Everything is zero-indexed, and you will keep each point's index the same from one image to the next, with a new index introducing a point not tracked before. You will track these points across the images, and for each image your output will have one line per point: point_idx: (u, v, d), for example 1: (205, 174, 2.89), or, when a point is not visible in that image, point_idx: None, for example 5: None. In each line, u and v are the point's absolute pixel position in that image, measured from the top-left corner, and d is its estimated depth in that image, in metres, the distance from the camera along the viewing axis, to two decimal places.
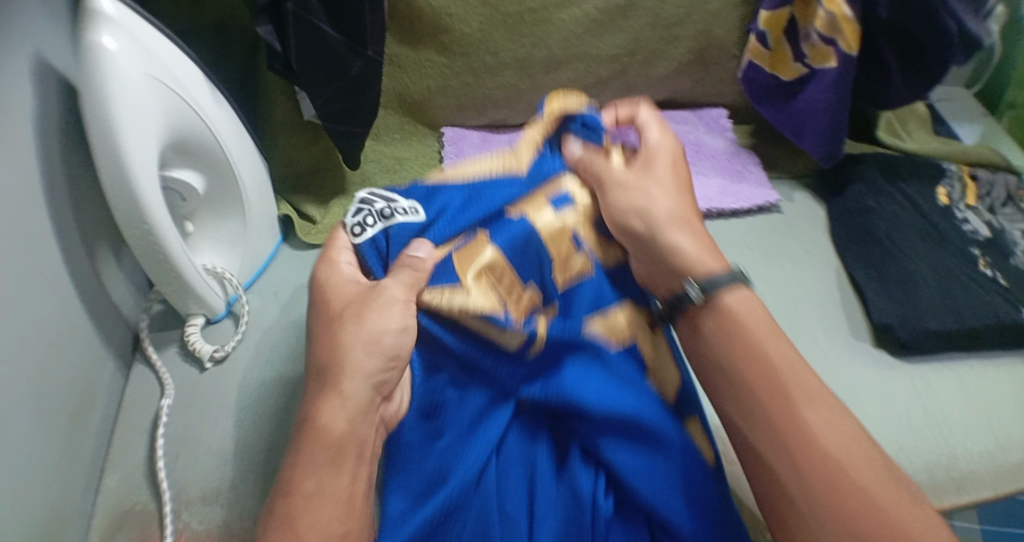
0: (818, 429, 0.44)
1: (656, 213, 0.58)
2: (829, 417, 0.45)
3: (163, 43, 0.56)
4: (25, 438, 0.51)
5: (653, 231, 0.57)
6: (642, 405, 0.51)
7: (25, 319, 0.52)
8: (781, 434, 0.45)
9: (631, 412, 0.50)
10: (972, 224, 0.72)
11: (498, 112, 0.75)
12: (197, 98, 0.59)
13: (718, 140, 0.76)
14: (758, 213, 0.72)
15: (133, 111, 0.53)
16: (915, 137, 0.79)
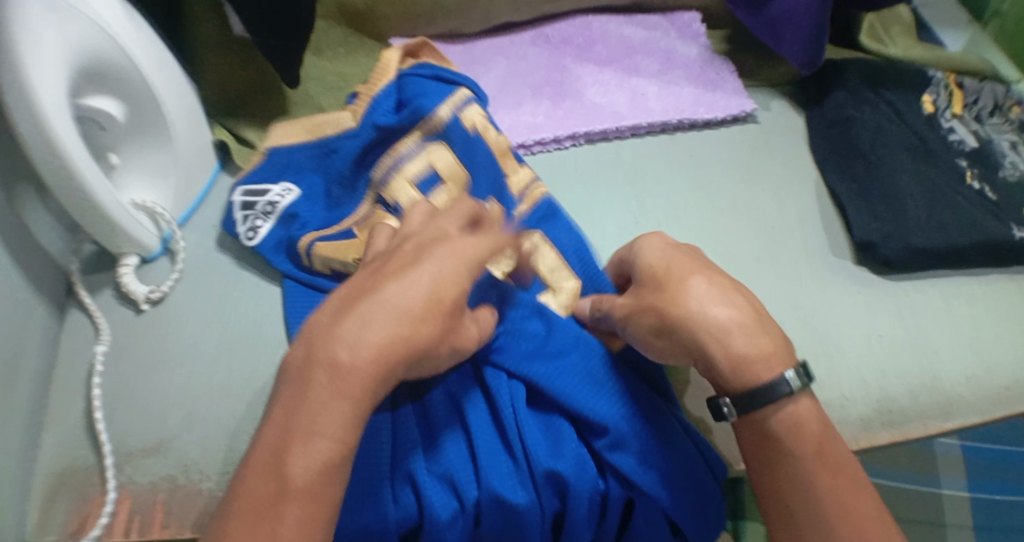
0: (724, 345, 0.43)
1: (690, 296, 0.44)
2: (734, 325, 0.43)
3: None
4: None
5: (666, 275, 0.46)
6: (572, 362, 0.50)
7: None
8: (678, 343, 0.45)
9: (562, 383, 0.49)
10: (959, 135, 0.68)
11: (451, 21, 0.68)
12: (107, 16, 0.53)
13: (691, 46, 0.70)
14: (734, 124, 0.67)
15: (29, 29, 0.47)
16: (898, 43, 0.73)
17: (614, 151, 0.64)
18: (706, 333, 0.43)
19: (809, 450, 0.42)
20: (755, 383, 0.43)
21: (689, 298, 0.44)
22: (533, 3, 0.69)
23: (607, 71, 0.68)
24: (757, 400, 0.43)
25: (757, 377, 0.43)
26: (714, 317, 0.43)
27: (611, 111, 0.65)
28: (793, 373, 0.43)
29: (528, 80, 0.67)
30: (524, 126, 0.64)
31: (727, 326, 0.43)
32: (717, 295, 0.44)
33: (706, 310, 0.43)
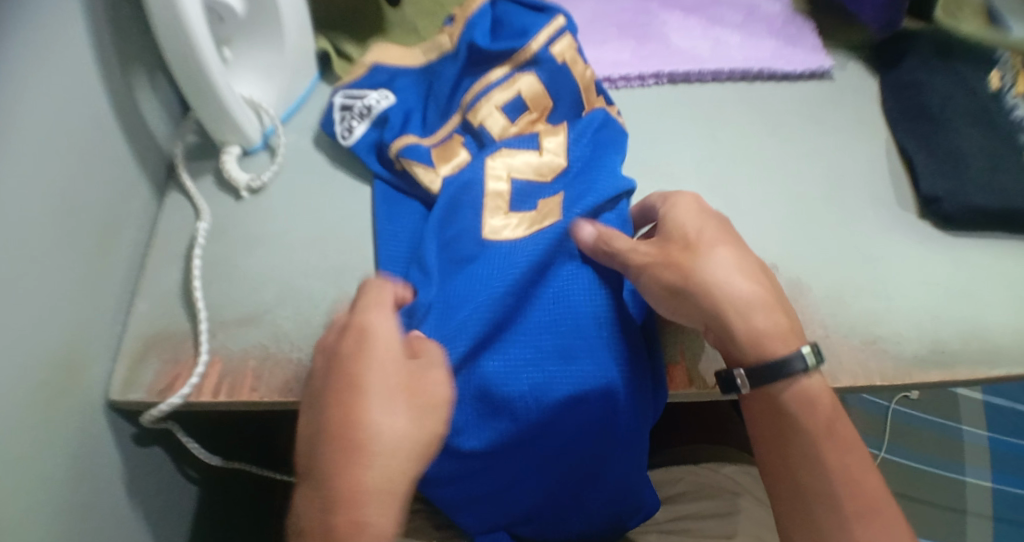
0: (746, 319, 0.51)
1: (703, 269, 0.51)
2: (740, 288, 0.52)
3: None
4: (56, 252, 0.50)
5: (673, 258, 0.52)
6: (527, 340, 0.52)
7: (62, 130, 0.50)
8: (692, 297, 0.52)
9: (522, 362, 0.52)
10: (1021, 111, 0.70)
11: None
12: None
13: (775, 3, 0.73)
14: (808, 79, 0.70)
15: None
16: (967, 22, 0.75)
17: (695, 94, 0.68)
18: (725, 291, 0.51)
19: (820, 423, 0.51)
20: (771, 357, 0.51)
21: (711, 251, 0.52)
22: None
23: (692, 19, 0.70)
24: (773, 372, 0.51)
25: (773, 350, 0.51)
26: (736, 292, 0.51)
27: (694, 56, 0.68)
28: (808, 351, 0.51)
29: (616, 19, 0.70)
30: (611, 63, 0.67)
31: (745, 297, 0.52)
32: (745, 271, 0.52)
33: (724, 280, 0.51)
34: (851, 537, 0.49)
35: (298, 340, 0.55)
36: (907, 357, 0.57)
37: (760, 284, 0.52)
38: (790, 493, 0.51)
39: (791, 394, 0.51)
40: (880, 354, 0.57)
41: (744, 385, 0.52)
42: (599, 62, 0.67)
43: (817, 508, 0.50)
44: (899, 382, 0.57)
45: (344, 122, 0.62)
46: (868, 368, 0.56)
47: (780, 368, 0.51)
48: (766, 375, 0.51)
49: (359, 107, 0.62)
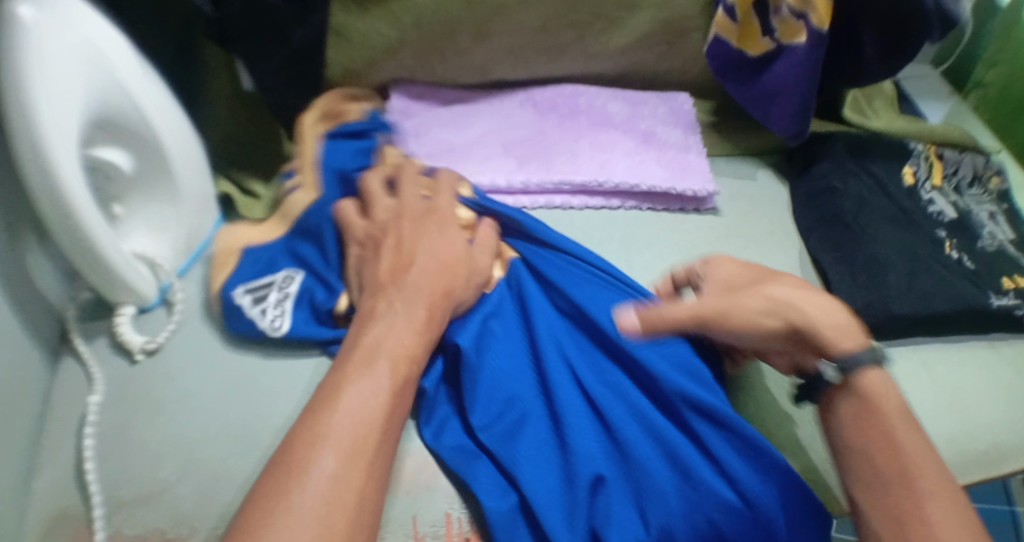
0: (815, 327, 0.50)
1: (764, 295, 0.50)
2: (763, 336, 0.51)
3: (89, 16, 0.52)
4: None
5: (733, 296, 0.51)
6: (507, 355, 0.54)
7: None
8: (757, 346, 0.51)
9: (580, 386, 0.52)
10: (938, 206, 0.71)
11: (447, 71, 0.72)
12: (123, 73, 0.55)
13: (674, 129, 0.73)
14: (689, 210, 0.70)
15: (55, 85, 0.48)
16: (881, 116, 0.76)
17: (574, 217, 0.69)
18: (801, 308, 0.50)
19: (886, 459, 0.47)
20: (848, 347, 0.49)
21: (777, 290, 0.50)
22: (531, 64, 0.72)
23: (581, 142, 0.71)
24: (855, 367, 0.49)
25: (851, 341, 0.49)
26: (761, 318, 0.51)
27: (570, 179, 0.69)
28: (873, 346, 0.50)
29: (503, 138, 0.71)
30: (479, 181, 0.67)
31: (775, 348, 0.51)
32: (807, 317, 0.51)
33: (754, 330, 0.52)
34: (921, 510, 0.44)
35: (200, 520, 0.53)
36: None
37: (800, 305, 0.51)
38: (856, 472, 0.48)
39: (869, 380, 0.49)
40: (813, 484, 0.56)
41: (834, 375, 0.49)
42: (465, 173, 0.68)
43: (923, 484, 0.45)
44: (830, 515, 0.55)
45: (268, 311, 0.57)
46: None
47: (855, 362, 0.49)
48: (850, 368, 0.49)
49: (280, 293, 0.58)
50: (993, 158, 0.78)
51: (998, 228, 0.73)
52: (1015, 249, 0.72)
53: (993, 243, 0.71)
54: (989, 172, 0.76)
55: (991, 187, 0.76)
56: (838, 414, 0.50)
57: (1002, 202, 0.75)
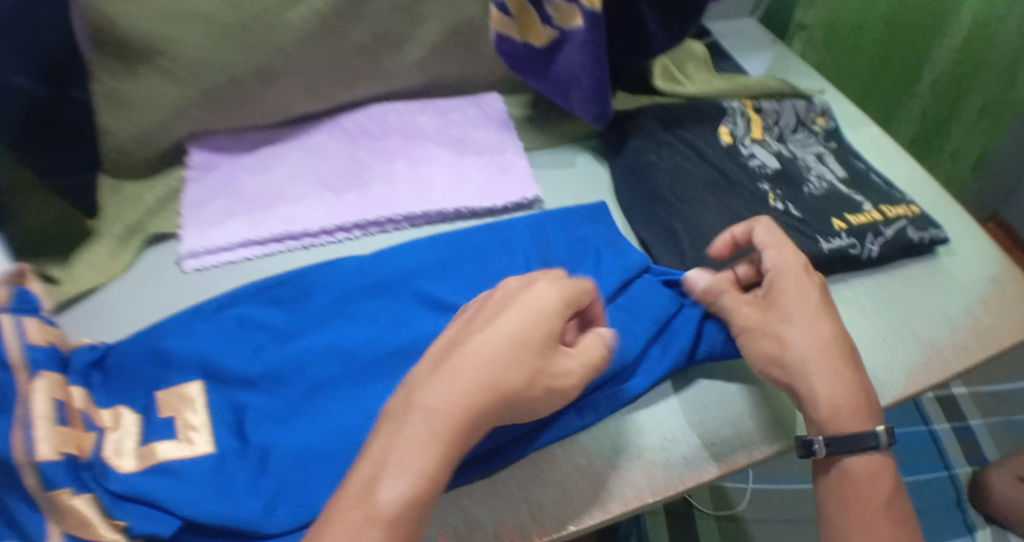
0: (808, 381, 0.54)
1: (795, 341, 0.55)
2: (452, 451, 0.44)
3: None
4: None
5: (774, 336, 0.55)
6: (257, 426, 0.54)
7: None
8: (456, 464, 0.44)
9: (330, 367, 0.57)
10: (759, 159, 0.70)
11: (248, 118, 0.70)
12: None
13: (487, 129, 0.72)
14: (517, 210, 0.69)
15: None
16: (695, 79, 0.75)
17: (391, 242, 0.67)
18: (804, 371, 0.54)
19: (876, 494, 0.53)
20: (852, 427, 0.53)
21: (793, 323, 0.55)
22: (329, 93, 0.71)
23: (396, 162, 0.70)
24: (852, 441, 0.53)
25: (848, 423, 0.53)
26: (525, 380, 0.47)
27: (388, 202, 0.67)
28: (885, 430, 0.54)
29: (318, 172, 0.69)
30: (301, 222, 0.66)
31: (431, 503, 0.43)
32: (855, 399, 0.54)
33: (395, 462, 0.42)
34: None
35: None
36: (677, 460, 0.55)
37: (855, 371, 0.55)
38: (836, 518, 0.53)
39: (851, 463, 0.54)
40: (653, 468, 0.54)
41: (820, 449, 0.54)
42: (281, 219, 0.66)
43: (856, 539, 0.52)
44: (672, 493, 0.53)
45: None
46: (634, 487, 0.53)
47: (862, 439, 0.53)
48: (841, 443, 0.53)
49: None
50: (815, 100, 0.76)
51: (825, 168, 0.71)
52: (845, 186, 0.70)
53: (822, 185, 0.70)
54: (813, 114, 0.75)
55: (817, 129, 0.74)
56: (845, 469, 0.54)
57: (830, 142, 0.74)
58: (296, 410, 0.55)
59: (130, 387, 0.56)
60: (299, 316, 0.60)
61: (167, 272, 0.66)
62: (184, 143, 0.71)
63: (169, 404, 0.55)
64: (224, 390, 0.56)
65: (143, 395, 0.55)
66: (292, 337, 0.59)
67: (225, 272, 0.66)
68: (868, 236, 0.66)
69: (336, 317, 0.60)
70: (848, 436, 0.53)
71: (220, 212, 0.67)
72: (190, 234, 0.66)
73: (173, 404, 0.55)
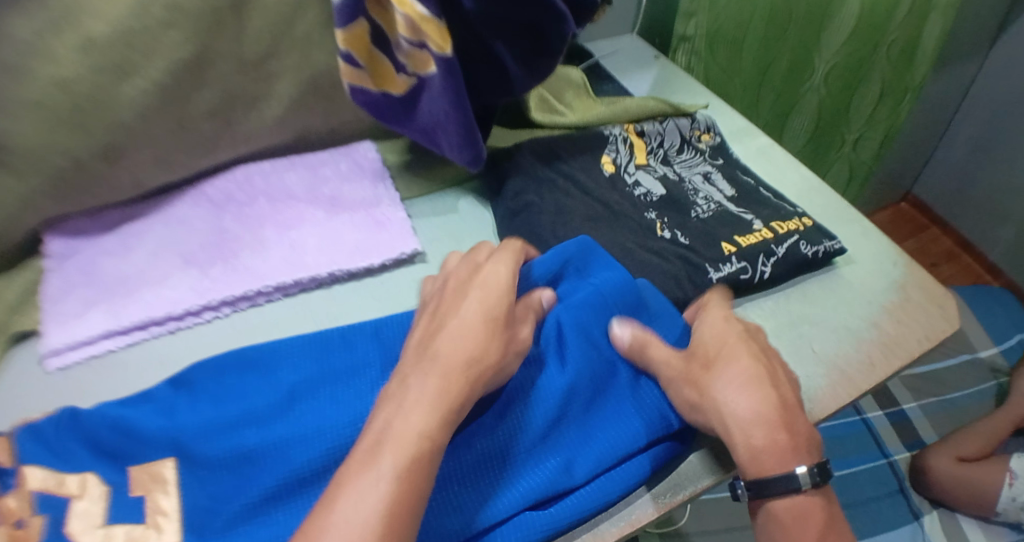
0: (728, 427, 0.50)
1: (716, 388, 0.51)
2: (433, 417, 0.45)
3: None
4: None
5: (695, 372, 0.52)
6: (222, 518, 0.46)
7: None
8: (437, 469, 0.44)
9: (280, 464, 0.48)
10: (644, 186, 0.68)
11: (101, 197, 0.65)
12: None
13: (362, 182, 0.69)
14: (398, 266, 0.66)
15: None
16: (576, 107, 0.73)
17: (265, 317, 0.63)
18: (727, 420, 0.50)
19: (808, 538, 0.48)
20: (773, 471, 0.49)
21: (719, 377, 0.51)
22: (186, 162, 0.67)
23: (265, 228, 0.66)
24: (775, 487, 0.48)
25: (772, 467, 0.49)
26: (482, 366, 0.47)
27: (259, 275, 0.63)
28: (804, 471, 0.48)
29: (181, 248, 0.65)
30: (166, 305, 0.61)
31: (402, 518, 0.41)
32: (783, 445, 0.49)
33: (349, 495, 0.41)
34: None
35: None
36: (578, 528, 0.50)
37: (778, 408, 0.50)
38: None
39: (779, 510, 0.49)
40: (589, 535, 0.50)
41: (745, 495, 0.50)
42: (144, 303, 0.62)
43: None
44: None
45: None
46: None
47: (783, 485, 0.48)
48: (765, 490, 0.49)
49: None
50: (699, 115, 0.75)
51: (713, 187, 0.69)
52: (733, 205, 0.68)
53: (710, 208, 0.67)
54: (698, 131, 0.73)
55: (704, 146, 0.73)
56: (778, 515, 0.49)
57: (717, 158, 0.72)
58: (249, 514, 0.47)
59: (87, 449, 0.49)
60: (268, 395, 0.52)
61: (28, 378, 0.60)
62: (37, 232, 0.65)
63: (139, 482, 0.48)
64: (195, 471, 0.49)
65: (95, 463, 0.49)
66: (270, 420, 0.50)
67: (87, 370, 0.60)
68: (760, 258, 0.63)
69: (302, 403, 0.51)
70: (767, 484, 0.48)
71: (77, 304, 0.62)
72: (47, 330, 0.61)
73: (142, 483, 0.48)
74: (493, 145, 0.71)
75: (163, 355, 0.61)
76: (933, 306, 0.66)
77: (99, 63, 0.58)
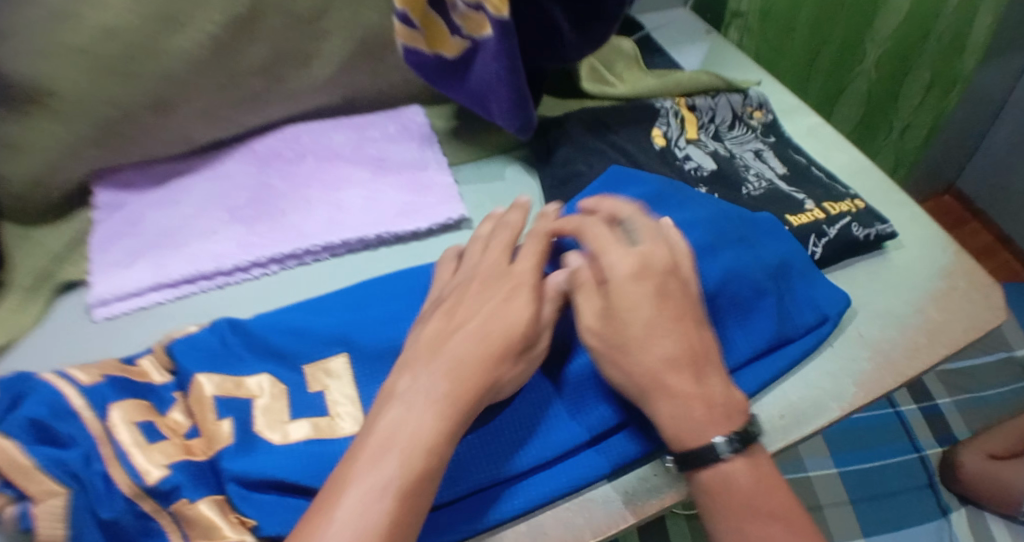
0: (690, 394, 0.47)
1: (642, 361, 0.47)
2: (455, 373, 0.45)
3: None
4: None
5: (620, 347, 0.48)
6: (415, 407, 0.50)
7: None
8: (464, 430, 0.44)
9: None
10: (695, 160, 0.66)
11: (148, 152, 0.66)
12: None
13: (409, 145, 0.69)
14: (444, 231, 0.65)
15: None
16: (626, 78, 0.72)
17: (311, 275, 0.63)
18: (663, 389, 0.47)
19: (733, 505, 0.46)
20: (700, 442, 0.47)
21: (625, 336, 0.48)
22: (235, 119, 0.67)
23: (311, 186, 0.66)
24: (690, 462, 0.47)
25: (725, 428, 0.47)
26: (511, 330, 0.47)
27: (304, 234, 0.63)
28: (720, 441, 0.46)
29: (228, 203, 0.65)
30: (212, 260, 0.62)
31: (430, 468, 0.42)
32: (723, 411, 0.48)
33: (344, 503, 0.39)
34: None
35: None
36: (615, 497, 0.51)
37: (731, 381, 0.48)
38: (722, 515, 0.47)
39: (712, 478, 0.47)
40: (570, 527, 0.49)
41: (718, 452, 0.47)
42: (191, 256, 0.62)
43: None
44: (611, 532, 0.49)
45: None
46: (572, 526, 0.49)
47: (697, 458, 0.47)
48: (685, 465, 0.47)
49: None
50: (752, 92, 0.73)
51: (764, 165, 0.68)
52: (785, 183, 0.67)
53: (761, 185, 0.66)
54: (750, 107, 0.72)
55: (755, 123, 0.71)
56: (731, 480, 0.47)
57: (769, 136, 0.71)
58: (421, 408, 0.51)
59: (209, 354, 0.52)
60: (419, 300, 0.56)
61: (76, 324, 0.60)
62: (86, 182, 0.65)
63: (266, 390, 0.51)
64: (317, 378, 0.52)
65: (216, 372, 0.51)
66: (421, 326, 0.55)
67: (134, 320, 0.60)
68: (810, 238, 0.62)
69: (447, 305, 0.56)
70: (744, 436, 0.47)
71: (124, 255, 0.62)
72: (94, 280, 0.61)
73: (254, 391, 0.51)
74: (542, 113, 0.71)
75: (210, 307, 0.61)
76: (978, 294, 0.65)
77: (151, 13, 0.58)
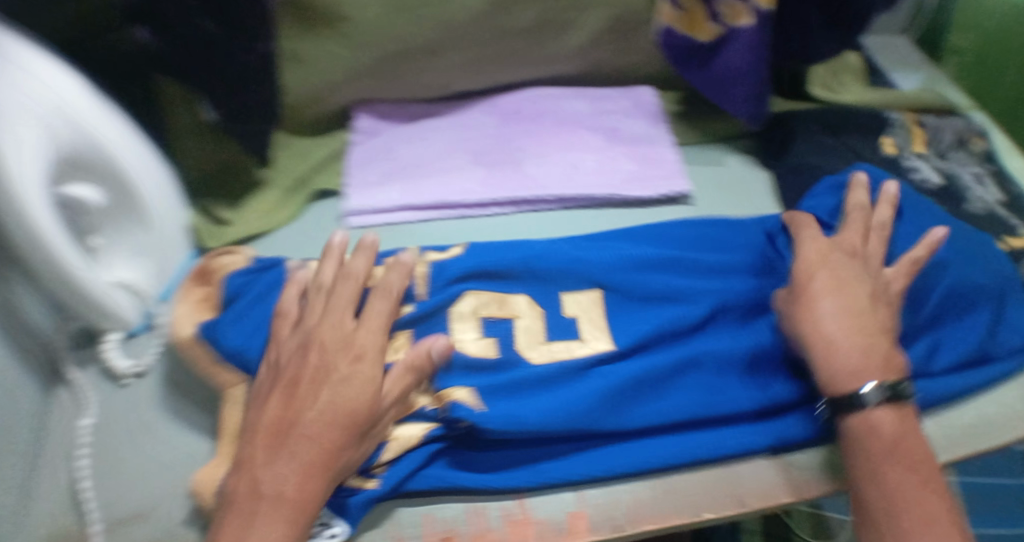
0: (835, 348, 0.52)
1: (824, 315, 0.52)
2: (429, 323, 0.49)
3: (52, 79, 0.53)
4: None
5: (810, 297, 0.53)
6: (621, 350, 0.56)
7: None
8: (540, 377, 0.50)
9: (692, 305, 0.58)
10: (923, 172, 0.69)
11: (408, 90, 0.74)
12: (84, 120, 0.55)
13: (640, 120, 0.74)
14: (666, 203, 0.70)
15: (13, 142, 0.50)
16: (851, 89, 0.76)
17: (541, 220, 0.69)
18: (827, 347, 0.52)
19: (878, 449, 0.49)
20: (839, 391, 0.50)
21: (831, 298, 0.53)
22: (488, 72, 0.74)
23: (548, 142, 0.72)
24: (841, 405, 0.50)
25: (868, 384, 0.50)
26: None
27: (541, 183, 0.69)
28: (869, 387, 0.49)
29: (472, 146, 0.72)
30: (457, 192, 0.68)
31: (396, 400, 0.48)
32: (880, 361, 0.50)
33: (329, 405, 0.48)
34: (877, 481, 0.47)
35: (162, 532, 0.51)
36: None
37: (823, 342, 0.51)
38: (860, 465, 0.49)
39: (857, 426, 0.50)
40: (730, 487, 0.54)
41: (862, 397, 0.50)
42: (439, 185, 0.69)
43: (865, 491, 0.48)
44: None
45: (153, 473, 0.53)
46: None
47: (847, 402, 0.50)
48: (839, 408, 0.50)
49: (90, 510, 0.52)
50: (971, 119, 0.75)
51: (985, 190, 0.69)
52: (1007, 210, 0.67)
53: (984, 205, 0.67)
54: (972, 134, 0.73)
55: (976, 149, 0.72)
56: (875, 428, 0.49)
57: (988, 163, 0.71)
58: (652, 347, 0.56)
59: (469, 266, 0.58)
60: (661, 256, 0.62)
61: (331, 224, 0.69)
62: (352, 106, 0.74)
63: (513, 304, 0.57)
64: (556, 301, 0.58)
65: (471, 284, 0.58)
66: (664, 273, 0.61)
67: (383, 232, 0.68)
68: None
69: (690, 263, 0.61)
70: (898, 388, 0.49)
71: (379, 176, 0.70)
72: (353, 192, 0.69)
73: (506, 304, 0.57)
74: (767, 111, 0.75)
75: (450, 234, 0.68)
76: None
77: None
